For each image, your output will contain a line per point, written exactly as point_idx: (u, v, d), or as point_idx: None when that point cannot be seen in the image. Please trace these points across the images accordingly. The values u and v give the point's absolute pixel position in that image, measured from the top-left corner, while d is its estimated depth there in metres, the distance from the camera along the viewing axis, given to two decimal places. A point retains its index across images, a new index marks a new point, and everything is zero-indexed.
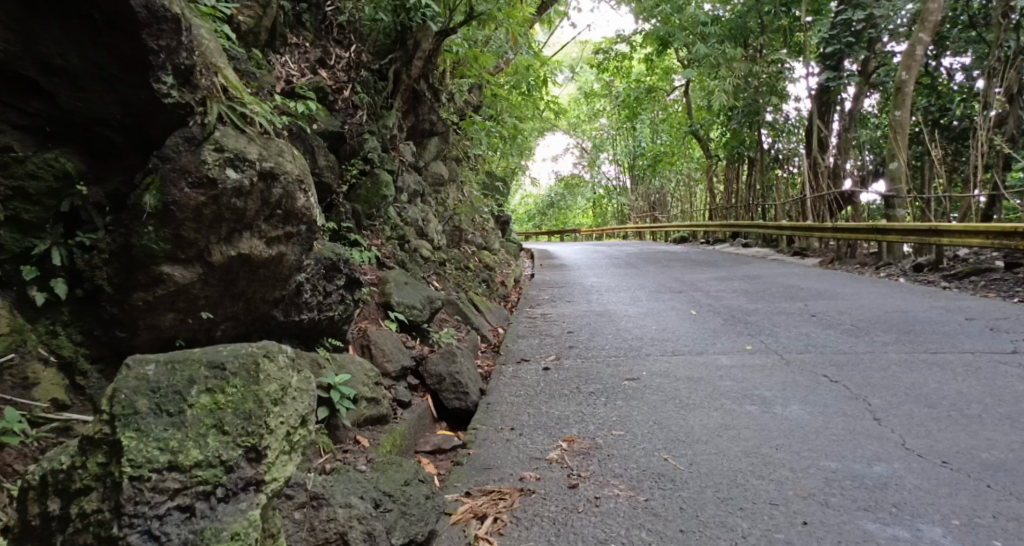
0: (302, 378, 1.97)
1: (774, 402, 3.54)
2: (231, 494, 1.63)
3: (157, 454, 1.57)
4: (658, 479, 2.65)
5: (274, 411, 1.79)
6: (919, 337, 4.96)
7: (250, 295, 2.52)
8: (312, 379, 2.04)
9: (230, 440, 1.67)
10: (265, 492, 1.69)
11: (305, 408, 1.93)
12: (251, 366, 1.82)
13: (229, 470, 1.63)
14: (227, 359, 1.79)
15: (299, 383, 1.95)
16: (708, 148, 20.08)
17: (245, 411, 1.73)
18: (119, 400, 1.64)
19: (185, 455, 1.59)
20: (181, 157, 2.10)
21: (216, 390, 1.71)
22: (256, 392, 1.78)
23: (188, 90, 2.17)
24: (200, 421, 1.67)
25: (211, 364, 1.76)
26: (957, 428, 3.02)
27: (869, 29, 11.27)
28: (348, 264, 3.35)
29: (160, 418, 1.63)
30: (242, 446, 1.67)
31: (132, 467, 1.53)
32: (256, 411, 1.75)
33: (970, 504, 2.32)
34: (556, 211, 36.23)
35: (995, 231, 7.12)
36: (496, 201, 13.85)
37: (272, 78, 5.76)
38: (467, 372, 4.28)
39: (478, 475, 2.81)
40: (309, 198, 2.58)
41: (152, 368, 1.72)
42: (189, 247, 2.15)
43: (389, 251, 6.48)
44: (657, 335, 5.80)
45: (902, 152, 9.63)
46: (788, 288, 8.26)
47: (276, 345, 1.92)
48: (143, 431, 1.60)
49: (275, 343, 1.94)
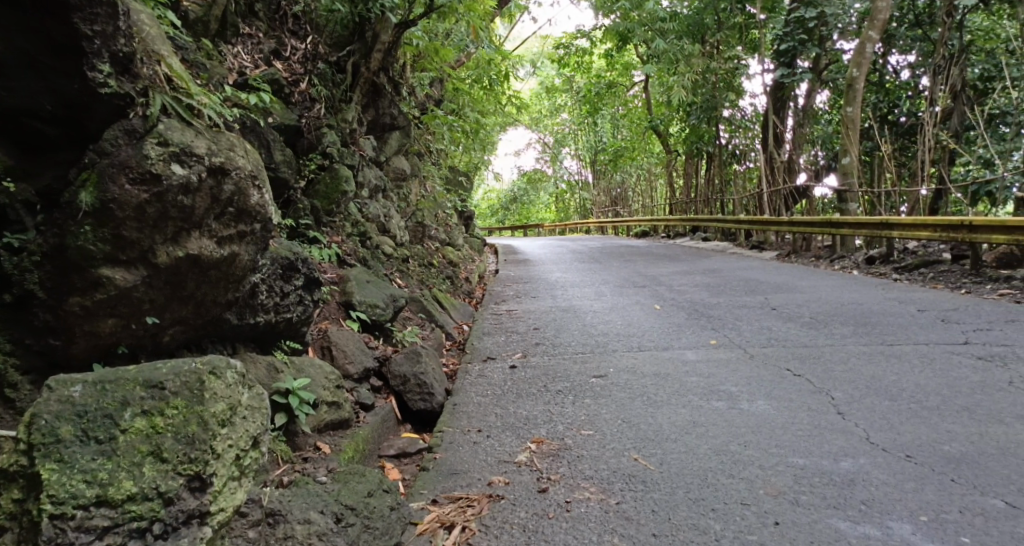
0: (253, 396, 1.95)
1: (740, 398, 3.55)
2: (171, 529, 1.59)
3: (83, 489, 1.51)
4: (629, 481, 2.61)
5: (220, 434, 1.76)
6: (876, 329, 5.06)
7: (200, 298, 2.38)
8: (262, 396, 2.01)
9: (169, 468, 1.63)
10: (210, 523, 1.68)
11: (255, 429, 1.91)
12: (194, 385, 1.78)
13: (168, 503, 1.59)
14: (166, 379, 1.74)
15: (250, 402, 1.93)
16: (667, 143, 20.28)
17: (188, 435, 1.69)
18: (40, 427, 1.58)
19: (115, 489, 1.54)
20: (121, 151, 1.95)
21: (153, 413, 1.67)
22: (200, 414, 1.73)
23: (127, 79, 2.02)
24: (134, 449, 1.62)
25: (147, 385, 1.71)
26: (918, 421, 3.07)
27: (821, 26, 11.52)
28: (307, 263, 3.20)
29: (87, 446, 1.58)
30: (183, 475, 1.64)
31: (54, 503, 1.48)
32: (200, 435, 1.71)
33: (936, 499, 2.34)
34: (519, 206, 36.21)
35: (943, 224, 7.34)
36: (459, 196, 13.71)
37: (224, 70, 5.54)
38: (432, 372, 4.19)
39: (445, 480, 2.72)
40: (263, 194, 2.45)
41: (79, 391, 1.67)
42: (131, 248, 2.01)
43: (349, 247, 6.31)
44: (622, 330, 5.79)
45: (854, 148, 9.85)
46: (748, 281, 8.38)
47: (222, 362, 1.88)
48: (66, 462, 1.55)
49: (221, 360, 1.89)
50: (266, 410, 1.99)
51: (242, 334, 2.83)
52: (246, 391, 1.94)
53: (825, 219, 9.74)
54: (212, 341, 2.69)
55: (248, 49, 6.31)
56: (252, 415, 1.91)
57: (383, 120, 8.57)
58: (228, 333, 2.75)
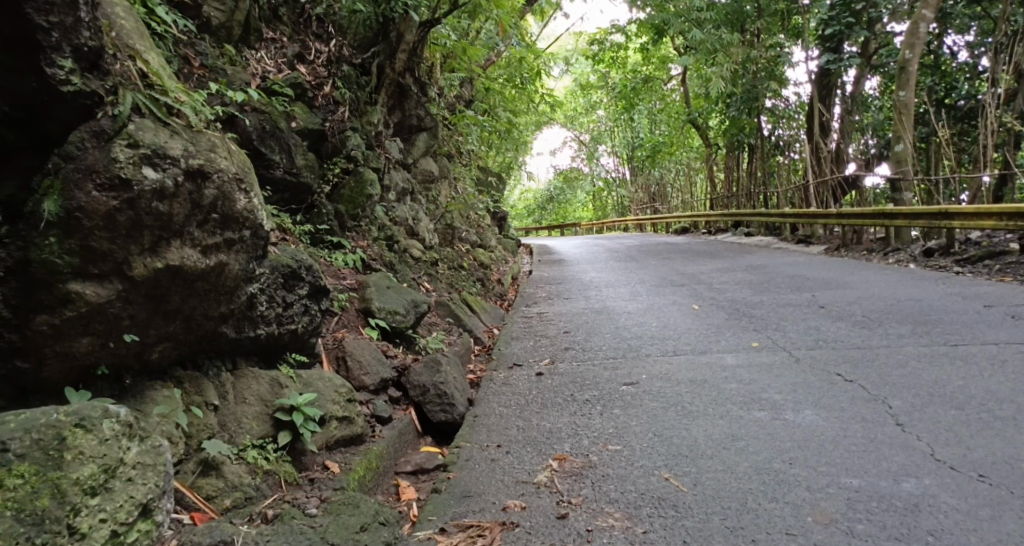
0: (144, 450, 1.74)
1: (785, 407, 3.22)
2: None
3: None
4: (658, 505, 2.35)
5: (81, 506, 1.53)
6: (936, 328, 4.64)
7: (189, 312, 2.22)
8: (155, 452, 1.79)
9: None
10: None
11: (141, 495, 1.68)
12: (52, 446, 1.54)
13: None
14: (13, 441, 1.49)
15: (139, 458, 1.73)
16: (707, 137, 19.69)
17: (35, 513, 1.44)
18: None
19: None
20: (88, 154, 1.80)
21: None
22: (55, 482, 1.50)
23: (95, 75, 1.87)
24: None
25: None
26: (991, 434, 2.71)
27: (869, 8, 10.94)
28: (311, 271, 3.05)
29: None
30: None
31: None
32: (52, 510, 1.47)
33: (1018, 530, 2.01)
34: (556, 205, 35.90)
35: (1010, 212, 6.78)
36: (492, 197, 13.54)
37: (246, 75, 5.47)
38: (453, 382, 3.99)
39: (457, 505, 2.51)
40: (251, 198, 2.28)
41: None
42: (103, 260, 1.85)
43: (375, 252, 6.14)
44: (657, 333, 5.49)
45: (908, 134, 9.27)
46: (793, 278, 7.94)
47: (97, 415, 1.67)
48: None
49: (96, 412, 1.68)
50: (160, 468, 1.78)
51: (243, 346, 2.68)
52: (135, 445, 1.73)
53: (877, 209, 9.18)
54: (209, 357, 2.53)
55: (272, 53, 6.24)
56: (142, 475, 1.71)
57: (410, 121, 8.41)
58: (227, 347, 2.59)
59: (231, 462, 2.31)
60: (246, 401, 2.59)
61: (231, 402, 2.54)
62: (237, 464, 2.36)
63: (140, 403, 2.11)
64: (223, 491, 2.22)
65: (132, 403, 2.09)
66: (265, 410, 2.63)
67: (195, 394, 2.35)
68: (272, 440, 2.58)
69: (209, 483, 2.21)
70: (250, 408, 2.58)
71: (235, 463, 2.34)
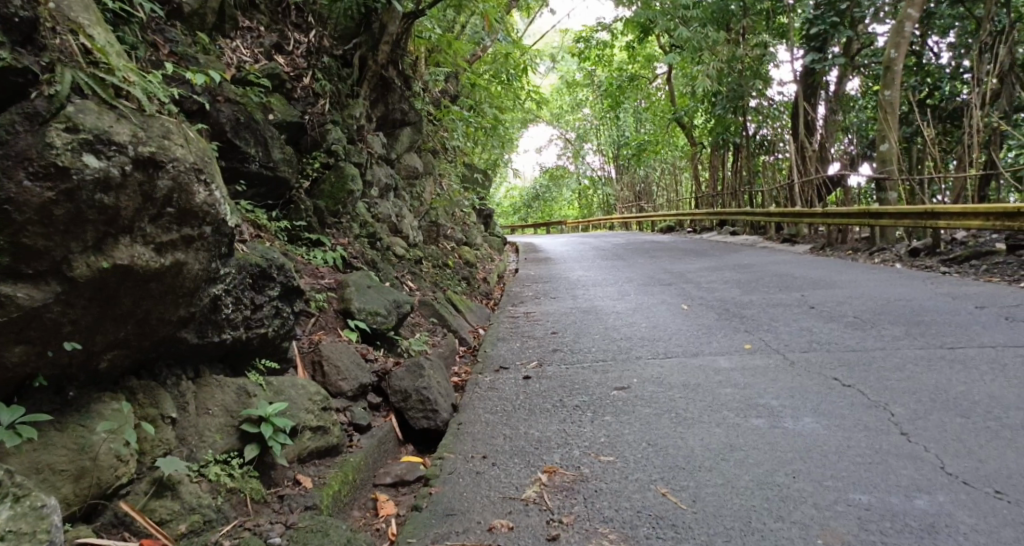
0: (18, 515, 1.50)
1: (784, 413, 3.07)
2: None
3: None
4: (655, 524, 2.18)
5: None
6: (931, 329, 4.52)
7: (143, 316, 2.02)
8: (37, 514, 1.54)
9: None
10: None
11: None
12: None
13: None
14: None
15: (11, 525, 1.47)
16: (692, 136, 19.62)
17: None
18: None
19: None
20: (19, 139, 1.57)
21: None
22: None
23: (28, 51, 1.68)
24: None
25: None
26: (1001, 444, 2.58)
27: (854, 8, 10.87)
28: (282, 270, 2.84)
29: None
30: None
31: None
32: None
33: None
34: (542, 203, 36.00)
35: (999, 212, 6.70)
36: (478, 194, 13.32)
37: (220, 65, 5.23)
38: (436, 387, 3.80)
39: (437, 525, 2.33)
40: (211, 190, 2.07)
41: None
42: (38, 260, 1.64)
43: (356, 249, 5.90)
44: (647, 334, 5.33)
45: (893, 133, 9.22)
46: (782, 277, 7.83)
47: None
48: None
49: None
50: (42, 532, 1.52)
51: (208, 352, 2.47)
52: (6, 510, 1.49)
53: (863, 209, 9.11)
54: (168, 364, 2.32)
55: (249, 42, 6.00)
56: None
57: (393, 115, 8.16)
58: (189, 353, 2.38)
59: (190, 481, 2.11)
60: (210, 412, 2.39)
61: (193, 414, 2.33)
62: (197, 482, 2.17)
63: (84, 419, 1.90)
64: (180, 515, 2.01)
65: (76, 418, 1.88)
66: (231, 422, 2.43)
67: (151, 406, 2.15)
68: (238, 454, 2.39)
69: (163, 506, 2.00)
70: (214, 419, 2.38)
71: (195, 482, 2.14)
